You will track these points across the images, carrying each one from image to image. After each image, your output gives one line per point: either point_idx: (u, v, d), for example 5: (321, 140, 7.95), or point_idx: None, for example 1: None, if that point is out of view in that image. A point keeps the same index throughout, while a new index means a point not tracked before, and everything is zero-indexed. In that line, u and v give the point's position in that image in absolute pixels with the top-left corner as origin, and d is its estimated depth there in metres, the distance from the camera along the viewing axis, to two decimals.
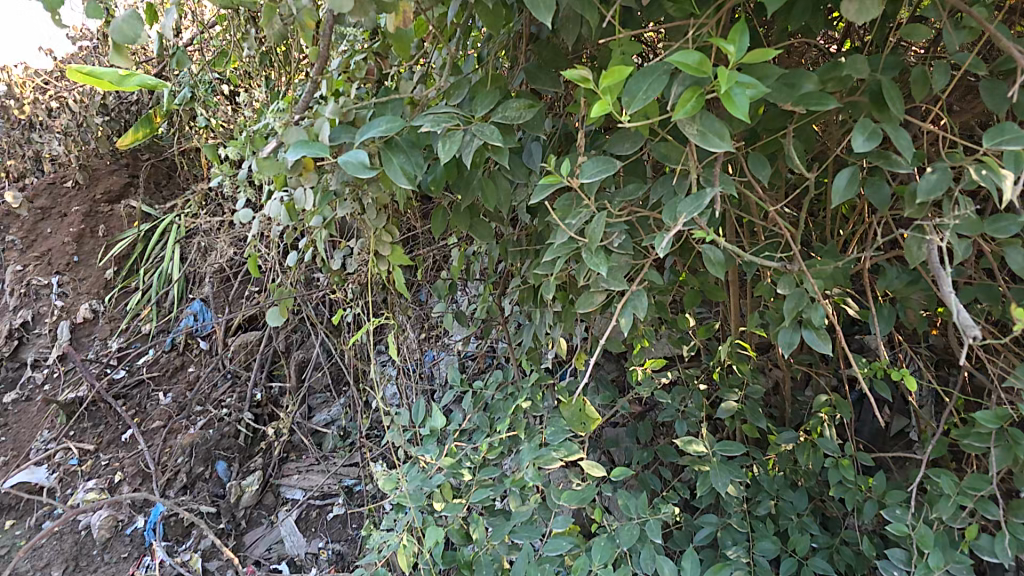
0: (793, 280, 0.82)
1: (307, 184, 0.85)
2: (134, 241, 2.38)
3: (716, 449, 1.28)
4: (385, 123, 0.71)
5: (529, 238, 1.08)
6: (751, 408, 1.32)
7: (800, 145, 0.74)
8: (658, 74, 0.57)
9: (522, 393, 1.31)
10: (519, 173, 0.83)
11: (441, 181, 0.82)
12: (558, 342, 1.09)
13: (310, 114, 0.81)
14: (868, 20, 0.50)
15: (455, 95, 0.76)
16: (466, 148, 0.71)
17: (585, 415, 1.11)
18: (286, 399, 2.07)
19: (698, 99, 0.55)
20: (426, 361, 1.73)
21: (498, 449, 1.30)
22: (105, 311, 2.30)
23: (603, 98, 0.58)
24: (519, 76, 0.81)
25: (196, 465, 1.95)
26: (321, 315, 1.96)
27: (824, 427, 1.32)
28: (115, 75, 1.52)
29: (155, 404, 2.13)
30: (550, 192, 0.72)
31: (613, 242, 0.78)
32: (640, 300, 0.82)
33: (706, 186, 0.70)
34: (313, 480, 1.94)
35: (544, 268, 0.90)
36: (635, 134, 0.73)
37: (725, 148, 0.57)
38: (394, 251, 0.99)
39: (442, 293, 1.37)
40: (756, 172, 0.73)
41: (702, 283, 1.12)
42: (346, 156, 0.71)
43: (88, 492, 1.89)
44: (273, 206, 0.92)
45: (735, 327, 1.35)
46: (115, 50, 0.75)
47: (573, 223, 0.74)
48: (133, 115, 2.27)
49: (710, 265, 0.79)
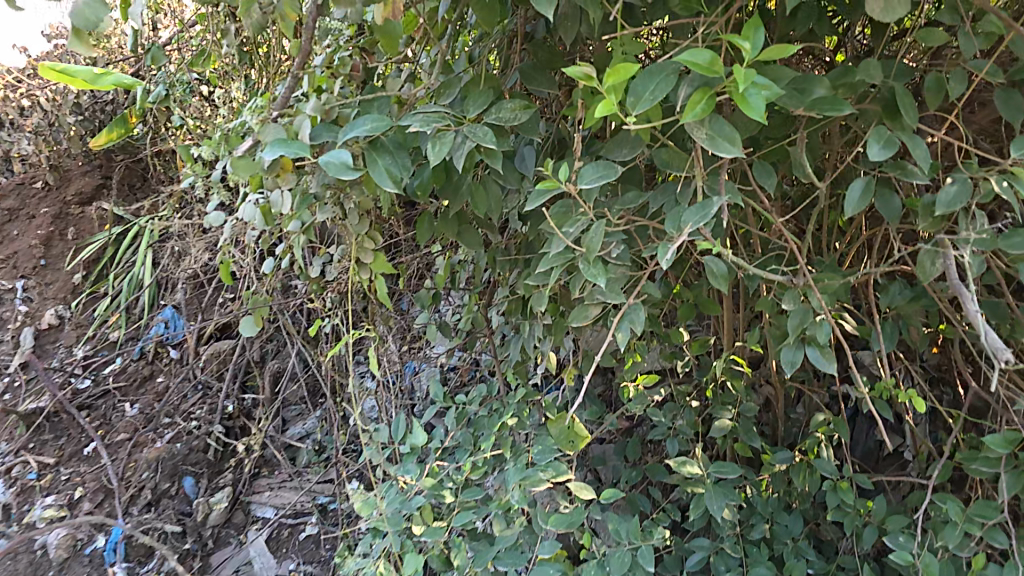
0: (798, 296, 0.80)
1: (285, 186, 0.78)
2: (105, 245, 2.26)
3: (710, 470, 1.24)
4: (370, 122, 0.65)
5: (518, 247, 1.04)
6: (746, 426, 1.29)
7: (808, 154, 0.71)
8: (665, 73, 0.53)
9: (507, 410, 1.25)
10: (511, 178, 0.79)
11: (428, 185, 0.76)
12: (547, 356, 1.04)
13: (289, 112, 0.74)
14: (893, 18, 0.51)
15: (445, 94, 0.70)
16: (457, 150, 0.66)
17: (573, 433, 1.04)
18: (258, 411, 1.97)
19: (709, 101, 0.52)
20: (407, 374, 1.65)
21: (482, 469, 1.23)
22: (71, 317, 2.17)
23: (607, 97, 0.53)
24: (513, 77, 0.76)
25: (161, 481, 1.82)
26: (298, 325, 1.87)
27: (819, 447, 1.29)
28: (90, 74, 1.43)
29: (121, 415, 2.01)
30: (547, 199, 0.67)
31: (610, 252, 0.74)
32: (637, 314, 0.78)
33: (712, 195, 0.66)
34: (286, 497, 1.84)
35: (536, 279, 0.85)
36: (635, 139, 0.70)
37: (735, 154, 0.53)
38: (377, 259, 0.93)
39: (425, 303, 1.31)
40: (761, 181, 0.70)
41: (698, 297, 1.08)
42: (327, 156, 0.65)
43: (46, 508, 1.77)
44: (248, 209, 0.84)
45: (729, 343, 1.32)
46: (75, 36, 0.68)
47: (571, 231, 0.69)
48: (107, 115, 2.16)
49: (712, 278, 0.75)
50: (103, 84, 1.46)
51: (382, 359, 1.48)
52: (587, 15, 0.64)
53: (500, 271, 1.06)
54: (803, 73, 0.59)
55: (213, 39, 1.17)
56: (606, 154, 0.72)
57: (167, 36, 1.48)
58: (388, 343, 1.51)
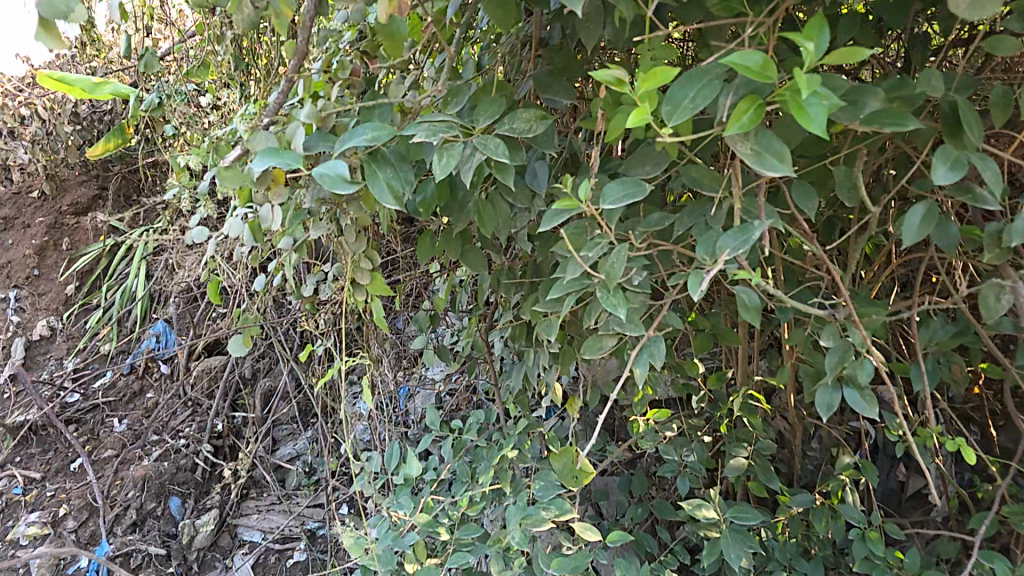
0: (837, 332, 0.72)
1: (276, 200, 0.69)
2: (99, 256, 2.19)
3: (728, 514, 1.14)
4: (371, 130, 0.58)
5: (524, 269, 0.95)
6: (763, 466, 1.19)
7: (854, 175, 0.64)
8: (707, 78, 0.46)
9: (508, 441, 1.16)
10: (522, 196, 0.72)
11: (432, 203, 0.70)
12: (553, 387, 0.95)
13: (282, 119, 0.66)
14: (981, 18, 0.45)
15: (453, 103, 0.63)
16: (465, 164, 0.59)
17: (577, 469, 0.95)
18: (248, 430, 1.87)
19: (757, 111, 0.46)
20: (402, 397, 1.56)
21: (480, 505, 1.12)
22: (63, 328, 2.10)
23: (641, 105, 0.47)
24: (525, 85, 0.70)
25: (147, 501, 1.73)
26: (291, 343, 1.78)
27: (844, 490, 1.20)
28: (88, 83, 1.39)
29: (109, 431, 1.92)
30: (564, 219, 0.60)
31: (631, 279, 0.66)
32: (658, 347, 0.71)
33: (749, 219, 0.59)
34: (274, 521, 1.74)
35: (545, 305, 0.78)
36: (659, 154, 0.63)
37: (784, 172, 0.47)
38: (374, 280, 0.86)
39: (423, 325, 1.22)
40: (801, 203, 0.63)
41: (712, 327, 0.98)
42: (323, 168, 0.58)
43: (30, 525, 1.69)
44: (235, 222, 0.76)
45: (746, 375, 1.23)
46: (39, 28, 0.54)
47: (588, 256, 0.62)
48: (105, 125, 2.10)
49: (743, 310, 0.67)
50: (101, 93, 1.42)
51: (378, 381, 1.39)
52: (613, 17, 0.59)
53: (503, 294, 0.97)
54: (857, 83, 0.53)
55: (207, 44, 1.10)
56: (625, 172, 0.66)
57: (166, 44, 1.42)
58: (384, 366, 1.42)
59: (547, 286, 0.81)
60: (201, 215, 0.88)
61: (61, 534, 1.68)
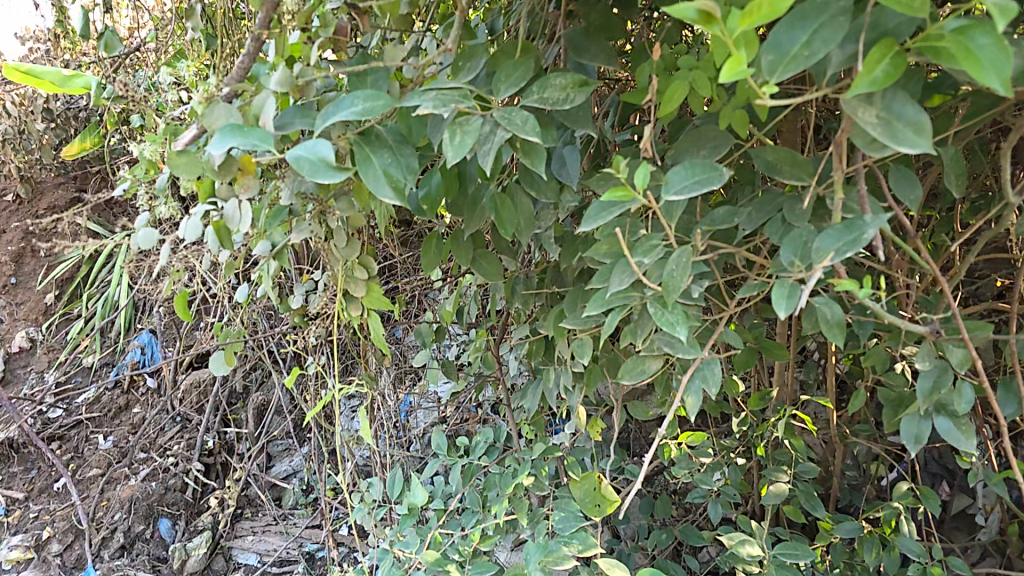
0: (933, 350, 0.59)
1: (242, 194, 0.52)
2: (78, 261, 2.03)
3: (774, 550, 0.94)
4: (363, 100, 0.43)
5: (543, 277, 0.82)
6: (806, 492, 1.00)
7: (956, 165, 0.54)
8: (827, 14, 0.35)
9: (523, 465, 0.97)
10: (548, 190, 0.58)
11: (436, 198, 0.57)
12: (577, 411, 0.81)
13: (249, 89, 0.52)
14: None
15: (466, 68, 0.50)
16: (484, 145, 0.46)
17: (600, 496, 0.81)
18: (241, 446, 1.73)
19: (897, 61, 0.35)
20: (403, 413, 1.41)
21: (494, 538, 0.95)
22: (43, 340, 1.95)
23: (736, 52, 0.34)
24: (552, 50, 0.58)
25: (135, 523, 1.59)
26: (283, 353, 1.64)
27: (898, 520, 1.01)
28: (58, 74, 1.14)
29: (94, 448, 1.78)
30: (612, 214, 0.46)
31: (688, 291, 0.53)
32: (714, 370, 0.58)
33: (849, 215, 0.46)
34: (270, 542, 1.59)
35: (573, 320, 0.64)
36: (721, 136, 0.52)
37: (923, 148, 0.36)
38: (370, 291, 0.73)
39: (425, 338, 1.04)
40: (900, 193, 0.51)
41: (755, 336, 0.80)
42: (301, 149, 0.43)
43: (12, 549, 1.53)
44: (193, 223, 0.56)
45: (787, 390, 1.09)
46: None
47: (643, 262, 0.48)
48: (83, 123, 1.95)
49: (824, 327, 0.54)
50: (74, 88, 1.18)
51: (377, 398, 1.23)
52: None
53: (518, 304, 0.83)
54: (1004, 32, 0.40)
55: (179, 19, 0.96)
56: (677, 156, 0.54)
57: (142, 28, 1.28)
58: (383, 381, 1.26)
59: (574, 298, 0.68)
60: (150, 216, 0.67)
61: (45, 559, 1.54)
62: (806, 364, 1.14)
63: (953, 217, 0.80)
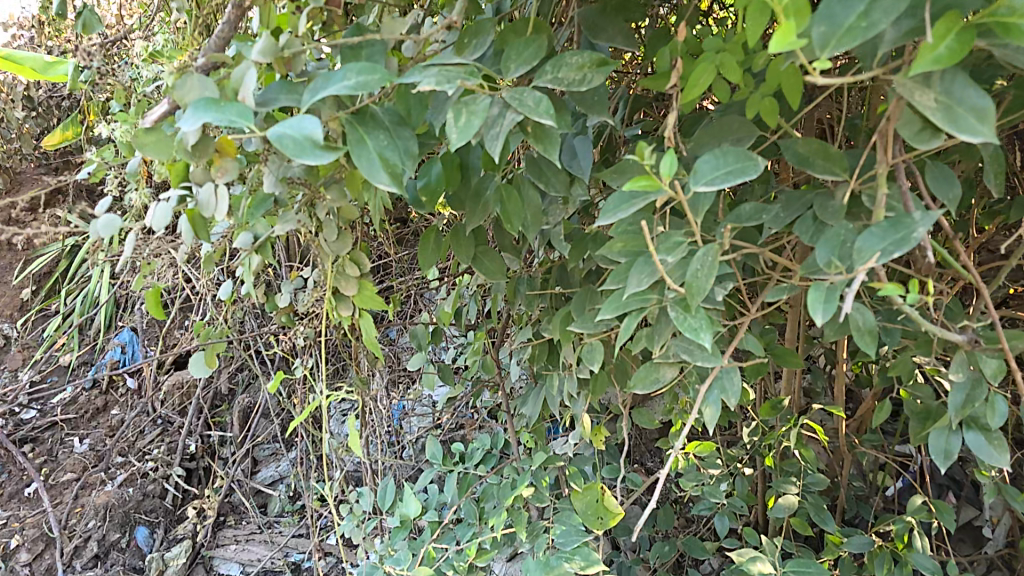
0: (968, 360, 0.55)
1: (219, 178, 0.48)
2: (58, 256, 1.96)
3: (785, 567, 0.89)
4: (357, 73, 0.39)
5: (546, 277, 0.77)
6: (816, 504, 0.96)
7: (996, 162, 0.50)
8: None
9: (523, 476, 0.92)
10: (558, 182, 0.54)
11: (437, 188, 0.52)
12: (581, 419, 0.77)
13: (229, 63, 0.47)
14: None
15: (472, 45, 0.45)
16: (492, 129, 0.42)
17: (603, 508, 0.77)
18: (225, 451, 1.66)
19: (964, 36, 0.31)
20: (395, 417, 1.35)
21: (491, 553, 0.89)
22: (17, 337, 1.87)
23: (786, 20, 0.30)
24: (564, 32, 0.54)
25: (110, 531, 1.52)
26: (269, 354, 1.58)
27: (911, 534, 0.96)
28: (39, 61, 1.09)
29: (68, 451, 1.70)
30: (633, 206, 0.42)
31: (711, 293, 0.49)
32: (733, 380, 0.53)
33: (893, 212, 0.42)
34: (254, 552, 1.51)
35: (585, 323, 0.60)
36: (746, 127, 0.48)
37: (988, 136, 0.32)
38: (363, 289, 0.69)
39: (420, 340, 0.99)
40: (938, 191, 0.47)
41: (768, 342, 0.76)
42: (285, 127, 0.39)
43: None
44: (161, 209, 0.48)
45: (794, 399, 1.06)
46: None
47: (666, 259, 0.43)
48: (65, 112, 1.88)
49: (855, 334, 0.50)
50: (56, 74, 1.12)
51: (368, 403, 1.17)
52: None
53: (522, 306, 0.79)
54: None
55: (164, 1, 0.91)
56: (696, 148, 0.50)
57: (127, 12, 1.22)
58: (375, 384, 1.21)
59: (584, 300, 0.64)
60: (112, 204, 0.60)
61: (11, 569, 1.45)
62: (812, 371, 1.10)
63: (968, 220, 0.78)
